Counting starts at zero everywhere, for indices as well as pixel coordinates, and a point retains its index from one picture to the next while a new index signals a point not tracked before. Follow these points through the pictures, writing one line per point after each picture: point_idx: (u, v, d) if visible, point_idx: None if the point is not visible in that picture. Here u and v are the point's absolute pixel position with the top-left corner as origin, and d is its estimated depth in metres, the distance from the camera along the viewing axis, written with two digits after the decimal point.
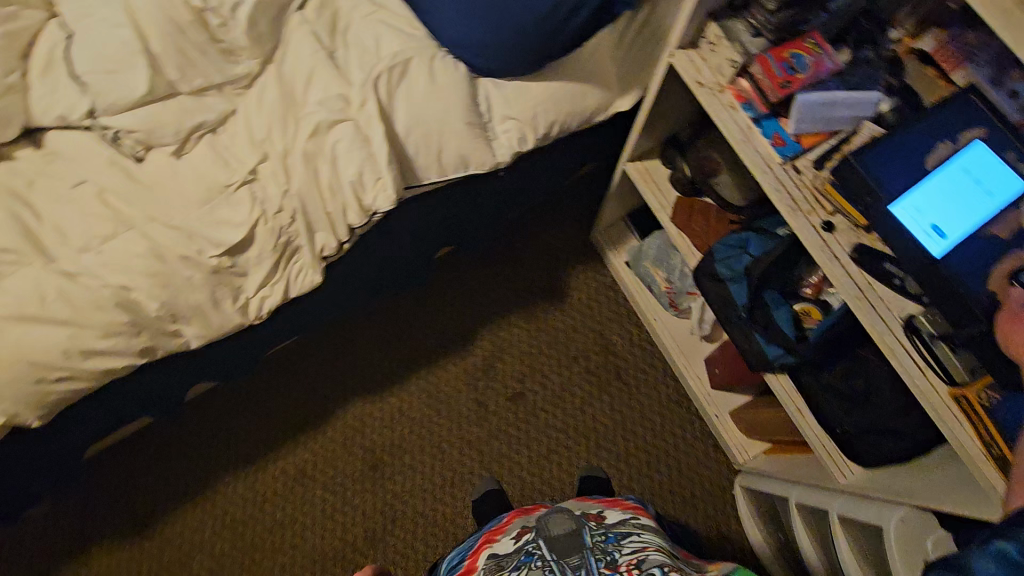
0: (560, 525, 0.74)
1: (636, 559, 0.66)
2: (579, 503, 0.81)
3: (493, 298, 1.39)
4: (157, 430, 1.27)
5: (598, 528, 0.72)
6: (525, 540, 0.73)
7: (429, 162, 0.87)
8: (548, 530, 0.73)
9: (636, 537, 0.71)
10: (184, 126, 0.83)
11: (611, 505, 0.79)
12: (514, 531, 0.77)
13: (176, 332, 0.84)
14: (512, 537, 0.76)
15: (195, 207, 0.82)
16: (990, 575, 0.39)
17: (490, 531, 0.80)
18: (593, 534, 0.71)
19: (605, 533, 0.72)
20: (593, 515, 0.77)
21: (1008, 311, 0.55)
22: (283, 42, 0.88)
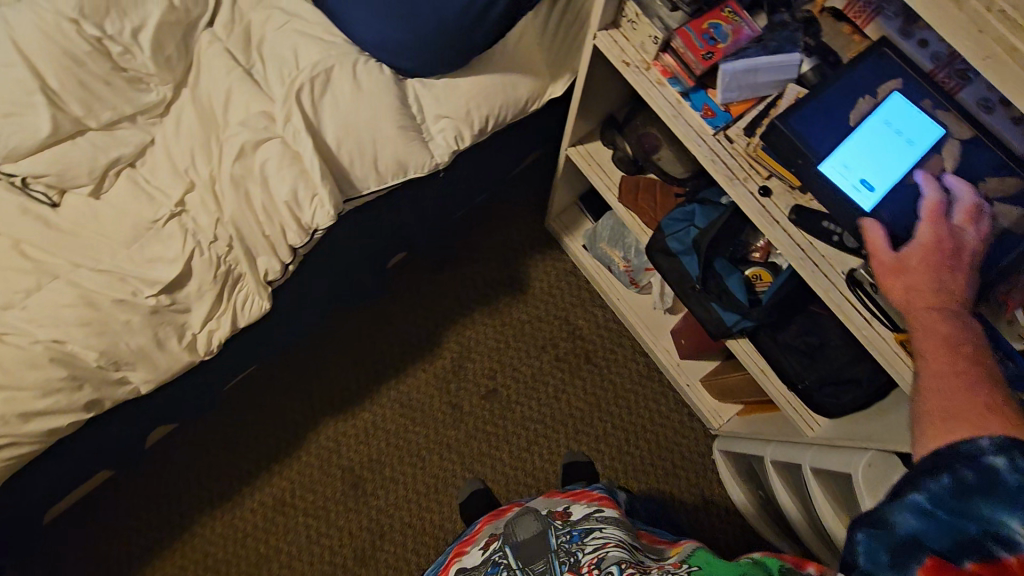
0: (526, 530, 0.67)
1: (593, 560, 0.58)
2: (547, 500, 0.75)
3: (455, 298, 1.38)
4: (122, 481, 1.22)
5: (562, 527, 0.65)
6: (491, 551, 0.68)
7: (366, 170, 0.84)
8: (512, 535, 0.67)
9: (600, 532, 0.63)
10: (98, 163, 0.79)
11: (579, 497, 0.72)
12: (482, 540, 0.73)
13: (123, 380, 0.79)
14: (481, 547, 0.72)
15: (122, 247, 0.78)
16: (909, 524, 0.45)
17: (460, 544, 0.78)
18: (555, 536, 0.65)
19: (568, 532, 0.65)
20: (560, 512, 0.70)
21: (882, 262, 0.60)
22: (194, 63, 0.84)
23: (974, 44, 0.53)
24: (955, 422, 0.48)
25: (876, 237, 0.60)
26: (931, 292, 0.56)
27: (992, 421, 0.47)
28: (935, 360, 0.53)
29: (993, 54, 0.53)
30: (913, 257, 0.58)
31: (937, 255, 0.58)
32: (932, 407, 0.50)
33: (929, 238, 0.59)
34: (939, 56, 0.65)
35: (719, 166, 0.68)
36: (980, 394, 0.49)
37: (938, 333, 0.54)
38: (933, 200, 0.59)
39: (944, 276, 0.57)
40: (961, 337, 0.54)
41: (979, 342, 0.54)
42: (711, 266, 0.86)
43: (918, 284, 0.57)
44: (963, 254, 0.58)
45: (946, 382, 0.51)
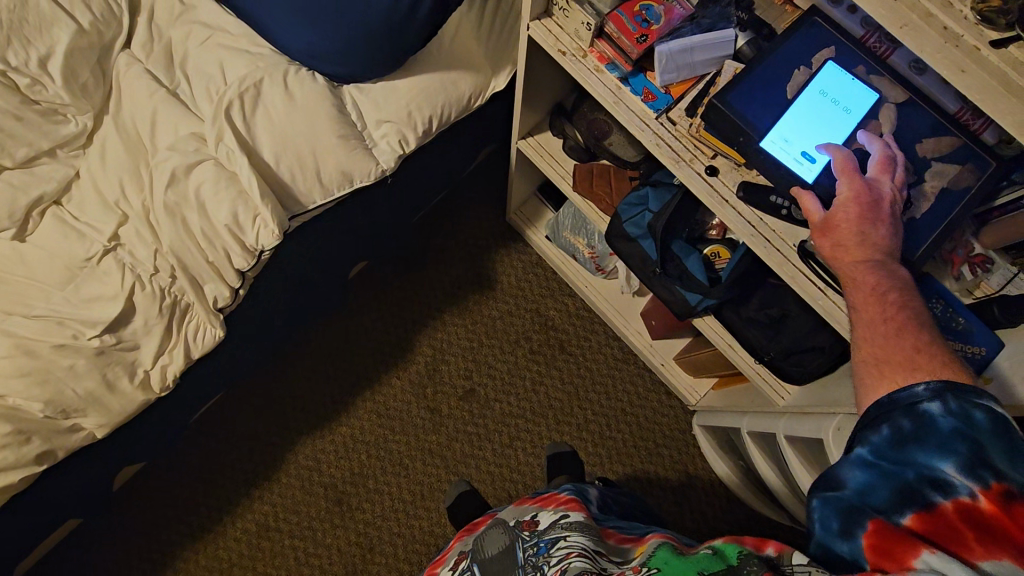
0: (494, 544, 0.67)
1: (557, 570, 0.57)
2: (517, 509, 0.73)
3: (424, 301, 1.36)
4: (95, 525, 1.18)
5: (528, 539, 0.64)
6: (462, 569, 0.67)
7: (309, 184, 0.81)
8: (482, 552, 0.66)
9: (565, 541, 0.61)
10: (20, 204, 0.75)
11: (547, 504, 0.71)
12: (452, 560, 0.71)
13: (75, 427, 0.75)
14: (451, 568, 0.70)
15: (57, 290, 0.74)
16: (854, 479, 0.48)
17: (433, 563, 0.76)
18: (523, 550, 0.63)
19: (535, 543, 0.63)
20: (528, 521, 0.68)
21: (811, 224, 0.60)
22: (114, 88, 0.80)
23: (889, 13, 0.53)
24: (888, 370, 0.51)
25: (801, 202, 0.61)
26: (857, 246, 0.57)
27: (922, 365, 0.50)
28: (867, 312, 0.55)
29: (909, 21, 0.53)
30: (836, 214, 0.59)
31: (859, 209, 0.58)
32: (867, 356, 0.53)
33: (849, 193, 0.59)
34: (869, 21, 0.65)
35: (665, 149, 0.68)
36: (908, 338, 0.52)
37: (867, 285, 0.56)
38: (843, 157, 0.60)
39: (867, 228, 0.58)
40: (887, 285, 0.56)
41: (906, 287, 0.55)
42: (668, 245, 0.86)
43: (845, 240, 0.58)
44: (883, 204, 0.59)
45: (877, 331, 0.54)
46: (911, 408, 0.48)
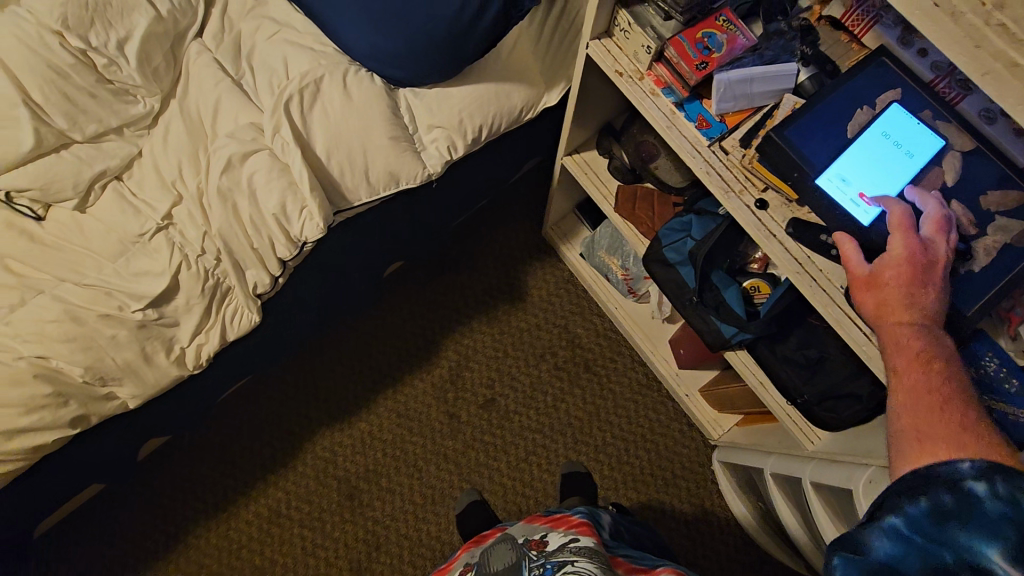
0: (500, 559, 0.66)
1: None
2: (526, 527, 0.72)
3: (453, 307, 1.37)
4: (115, 494, 1.21)
5: (536, 560, 0.62)
6: None
7: (356, 182, 0.83)
8: (488, 566, 0.65)
9: (574, 567, 0.59)
10: (84, 177, 0.78)
11: (557, 525, 0.70)
12: (458, 570, 0.70)
13: (110, 394, 0.78)
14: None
15: (109, 261, 0.77)
16: (886, 549, 0.46)
17: (439, 570, 0.75)
18: (529, 571, 0.62)
19: (543, 565, 0.62)
20: (537, 541, 0.67)
21: (856, 276, 0.59)
22: (183, 74, 0.83)
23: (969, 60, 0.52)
24: (926, 442, 0.49)
25: (848, 251, 0.59)
26: (903, 308, 0.56)
27: (962, 443, 0.48)
28: (908, 377, 0.53)
29: (989, 72, 0.52)
30: (881, 272, 0.58)
31: (908, 268, 0.56)
32: (904, 423, 0.51)
33: (901, 252, 0.57)
34: (940, 65, 0.63)
35: (714, 178, 0.67)
36: (951, 411, 0.50)
37: (908, 347, 0.55)
38: (899, 213, 0.58)
39: (914, 289, 0.56)
40: (932, 352, 0.54)
41: (951, 357, 0.53)
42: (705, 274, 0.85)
43: (890, 300, 0.56)
44: (934, 265, 0.57)
45: (919, 400, 0.51)
46: (955, 483, 0.45)
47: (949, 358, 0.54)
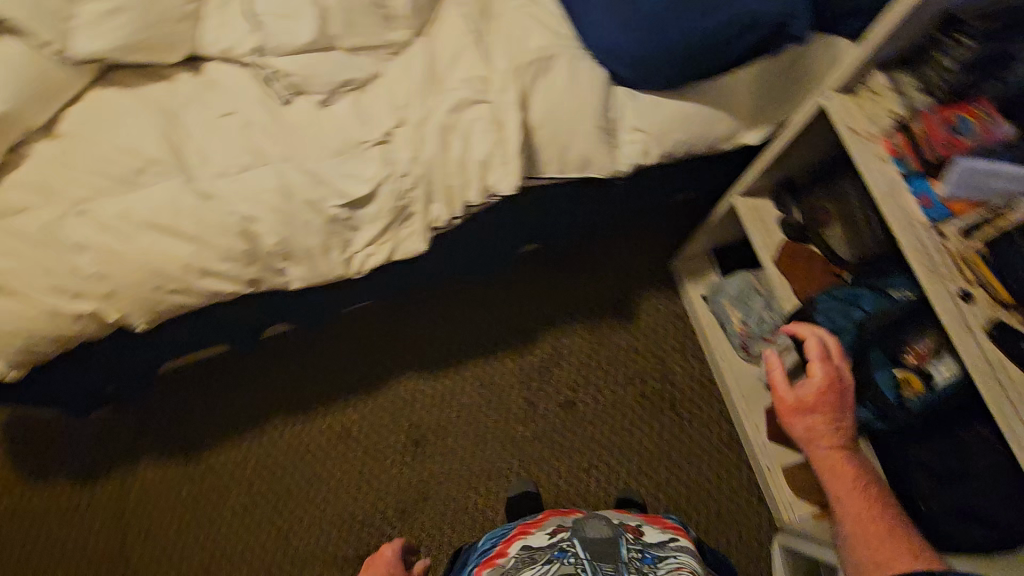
0: (597, 530, 0.74)
1: None
2: (618, 514, 0.82)
3: (564, 304, 1.40)
4: (225, 361, 1.34)
5: (636, 543, 0.72)
6: (559, 538, 0.75)
7: (552, 157, 0.89)
8: (584, 531, 0.74)
9: (673, 559, 0.70)
10: (335, 79, 0.87)
11: (650, 522, 0.80)
12: (548, 527, 0.79)
13: (283, 270, 0.88)
14: (546, 533, 0.78)
15: (327, 155, 0.85)
16: None
17: (526, 523, 0.83)
18: (629, 548, 0.71)
19: (641, 550, 0.72)
20: (632, 528, 0.77)
21: (786, 400, 0.82)
22: (437, 19, 0.92)
23: None
24: (871, 545, 0.71)
25: (779, 382, 0.84)
26: (827, 430, 0.79)
27: (887, 540, 0.71)
28: (842, 489, 0.77)
29: None
30: (806, 406, 0.81)
31: (829, 393, 0.79)
32: (852, 530, 0.73)
33: (821, 378, 0.79)
34: None
35: (922, 257, 0.66)
36: (875, 513, 0.74)
37: (836, 465, 0.78)
38: (818, 345, 0.80)
39: (824, 416, 0.80)
40: (853, 463, 0.78)
41: (863, 462, 0.79)
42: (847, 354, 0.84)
43: (815, 423, 0.80)
44: (847, 389, 0.80)
45: (855, 507, 0.75)
46: None
47: (863, 463, 0.79)
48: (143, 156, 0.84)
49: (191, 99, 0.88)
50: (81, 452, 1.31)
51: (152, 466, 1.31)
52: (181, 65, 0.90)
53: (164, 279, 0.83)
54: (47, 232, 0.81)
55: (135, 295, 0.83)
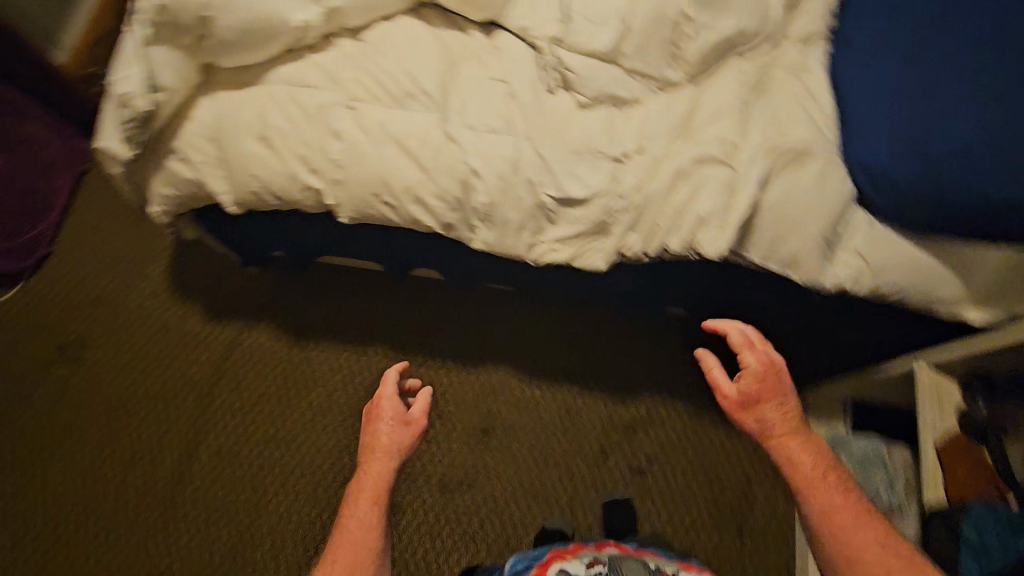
0: None
1: None
2: (656, 555, 0.80)
3: (677, 378, 1.37)
4: (364, 276, 1.45)
5: None
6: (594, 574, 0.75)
7: (761, 243, 0.88)
8: None
9: None
10: (603, 90, 0.92)
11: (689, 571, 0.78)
12: (586, 558, 0.79)
13: (474, 228, 0.95)
14: (583, 563, 0.78)
15: (563, 149, 0.91)
16: None
17: (558, 552, 0.82)
18: None
19: None
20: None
21: (731, 398, 0.86)
22: (713, 73, 0.94)
23: None
24: (853, 542, 0.72)
25: (716, 377, 0.88)
26: (777, 420, 0.84)
27: (867, 534, 0.73)
28: (814, 482, 0.77)
29: None
30: (759, 418, 0.84)
31: (767, 375, 0.85)
32: (834, 529, 0.74)
33: (754, 365, 0.86)
34: None
35: None
36: (844, 503, 0.75)
37: (818, 479, 0.78)
38: (744, 336, 0.88)
39: (767, 413, 0.84)
40: (817, 455, 0.80)
41: (819, 446, 0.82)
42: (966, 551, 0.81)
43: (764, 413, 0.84)
44: (782, 370, 0.86)
45: (833, 502, 0.75)
46: None
47: (840, 474, 0.78)
48: (417, 84, 0.95)
49: (474, 56, 0.98)
50: (222, 291, 1.48)
51: (266, 331, 1.45)
52: (479, 25, 1.00)
53: (384, 191, 0.93)
54: (318, 112, 0.94)
55: (354, 192, 0.94)
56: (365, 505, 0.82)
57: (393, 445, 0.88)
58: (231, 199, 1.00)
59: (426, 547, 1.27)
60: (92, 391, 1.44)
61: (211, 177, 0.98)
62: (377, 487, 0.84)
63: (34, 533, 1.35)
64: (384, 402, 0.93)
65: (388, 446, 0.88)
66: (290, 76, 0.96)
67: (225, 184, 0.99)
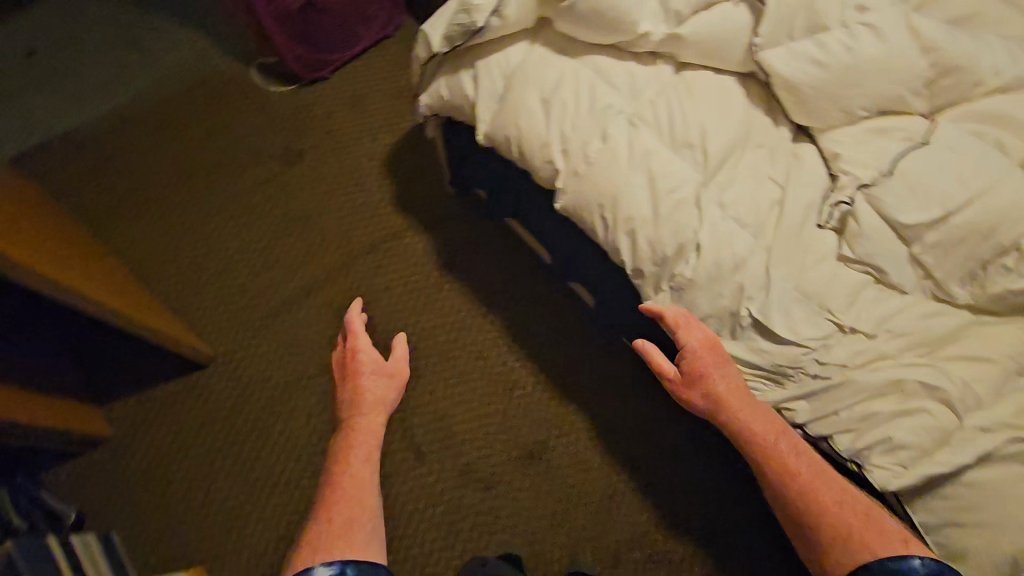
0: None
1: None
2: None
3: (726, 546, 1.25)
4: (528, 257, 1.53)
5: None
6: None
7: (936, 508, 0.77)
8: None
9: None
10: (875, 258, 0.85)
11: None
12: None
13: (659, 290, 0.92)
14: None
15: (795, 283, 0.85)
16: None
17: None
18: None
19: None
20: None
21: (676, 384, 0.92)
22: (999, 316, 0.83)
23: None
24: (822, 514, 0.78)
25: (660, 362, 0.93)
26: (722, 395, 0.86)
27: (834, 506, 0.78)
28: (776, 459, 0.82)
29: None
30: (700, 389, 0.88)
31: (709, 355, 0.86)
32: (803, 508, 0.80)
33: (697, 341, 0.86)
34: None
35: None
36: (806, 473, 0.81)
37: (775, 449, 0.82)
38: (678, 313, 0.88)
39: (711, 386, 0.86)
40: (768, 422, 0.83)
41: (769, 412, 0.84)
42: None
43: (707, 391, 0.87)
44: (717, 345, 0.86)
45: (796, 471, 0.81)
46: None
47: (783, 429, 0.83)
48: (699, 138, 0.93)
49: (769, 148, 0.94)
50: (419, 191, 1.64)
51: (426, 243, 1.57)
52: (793, 124, 0.97)
53: (608, 208, 0.93)
54: (603, 111, 0.96)
55: (583, 192, 0.95)
56: (358, 463, 0.98)
57: (377, 399, 1.05)
58: (485, 132, 1.06)
59: (422, 509, 1.31)
60: (280, 197, 1.67)
61: (484, 105, 1.05)
62: (365, 451, 1.00)
63: (176, 267, 1.58)
64: (359, 366, 1.07)
65: (376, 412, 1.04)
66: (601, 67, 0.98)
67: (490, 118, 1.05)
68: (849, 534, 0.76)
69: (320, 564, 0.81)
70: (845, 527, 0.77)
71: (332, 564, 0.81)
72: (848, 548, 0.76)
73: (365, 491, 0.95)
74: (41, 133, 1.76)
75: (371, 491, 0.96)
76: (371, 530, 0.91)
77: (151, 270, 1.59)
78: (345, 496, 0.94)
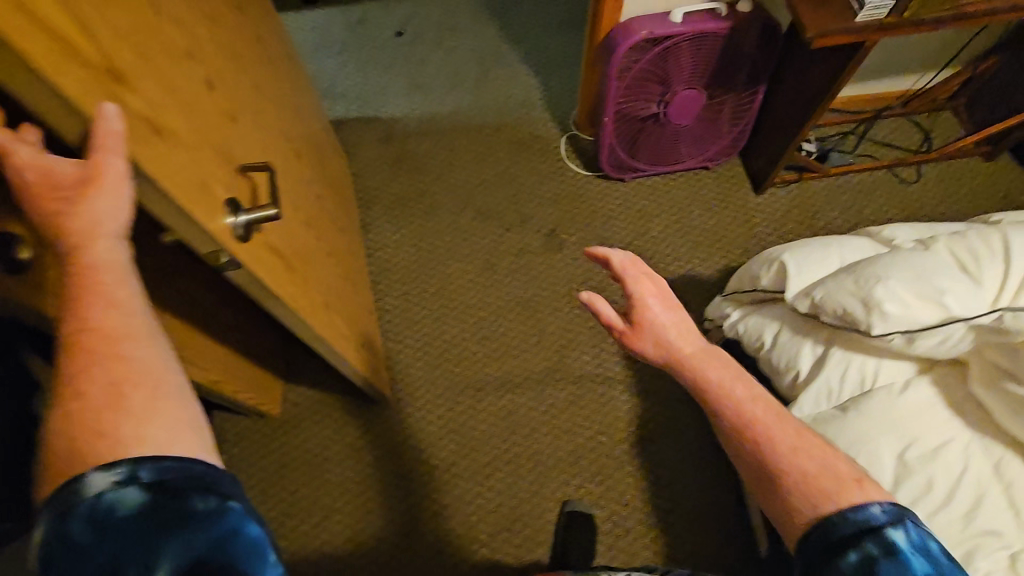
0: None
1: None
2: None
3: None
4: (723, 480, 1.37)
5: None
6: None
7: None
8: None
9: None
10: None
11: None
12: None
13: None
14: None
15: None
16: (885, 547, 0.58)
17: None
18: None
19: None
20: None
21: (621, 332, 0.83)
22: None
23: None
24: (796, 455, 0.68)
25: (603, 313, 0.84)
26: (667, 340, 0.80)
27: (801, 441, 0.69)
28: (728, 400, 0.74)
29: None
30: (655, 339, 0.81)
31: (661, 293, 0.82)
32: (776, 447, 0.70)
33: (653, 284, 0.82)
34: None
35: None
36: (763, 413, 0.72)
37: (730, 391, 0.74)
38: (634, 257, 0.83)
39: (659, 331, 0.80)
40: (716, 359, 0.78)
41: (714, 349, 0.79)
42: None
43: (654, 338, 0.81)
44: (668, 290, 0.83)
45: (760, 411, 0.72)
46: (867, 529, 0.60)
47: (731, 370, 0.77)
48: None
49: None
50: None
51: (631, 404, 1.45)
52: None
53: None
54: (977, 531, 0.71)
55: None
56: (101, 311, 0.59)
57: (93, 220, 0.59)
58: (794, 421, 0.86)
59: None
60: (518, 269, 1.62)
61: (813, 396, 0.85)
62: (105, 287, 0.60)
63: (402, 290, 1.61)
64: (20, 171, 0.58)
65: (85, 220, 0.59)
66: (1003, 470, 0.74)
67: (810, 411, 0.85)
68: (805, 477, 0.66)
69: (97, 468, 0.50)
70: (804, 472, 0.67)
71: (116, 468, 0.50)
72: (797, 489, 0.66)
73: (122, 343, 0.58)
74: (369, 105, 1.89)
75: (142, 343, 0.60)
76: (155, 398, 0.57)
77: (383, 275, 1.63)
78: (100, 360, 0.57)
